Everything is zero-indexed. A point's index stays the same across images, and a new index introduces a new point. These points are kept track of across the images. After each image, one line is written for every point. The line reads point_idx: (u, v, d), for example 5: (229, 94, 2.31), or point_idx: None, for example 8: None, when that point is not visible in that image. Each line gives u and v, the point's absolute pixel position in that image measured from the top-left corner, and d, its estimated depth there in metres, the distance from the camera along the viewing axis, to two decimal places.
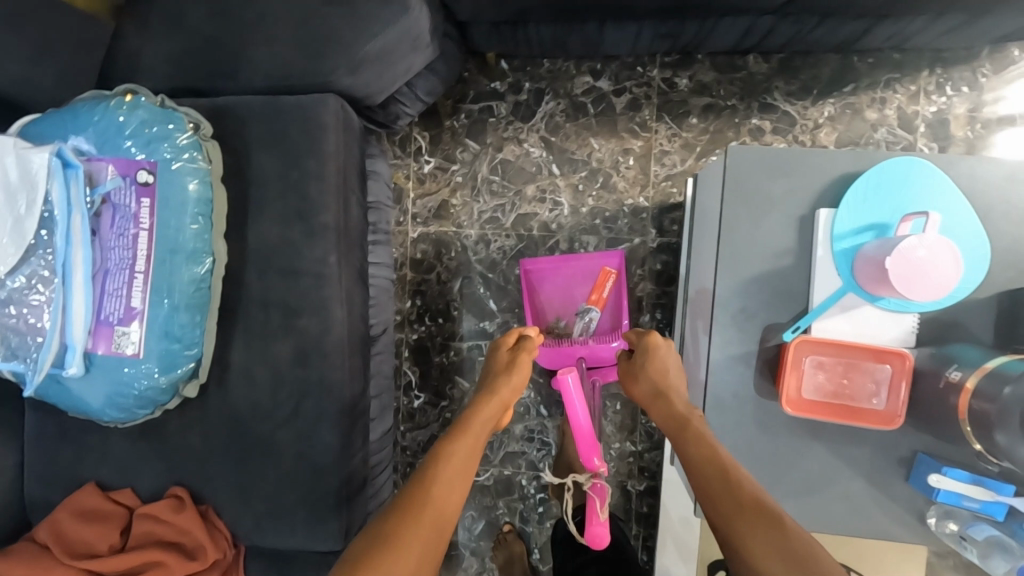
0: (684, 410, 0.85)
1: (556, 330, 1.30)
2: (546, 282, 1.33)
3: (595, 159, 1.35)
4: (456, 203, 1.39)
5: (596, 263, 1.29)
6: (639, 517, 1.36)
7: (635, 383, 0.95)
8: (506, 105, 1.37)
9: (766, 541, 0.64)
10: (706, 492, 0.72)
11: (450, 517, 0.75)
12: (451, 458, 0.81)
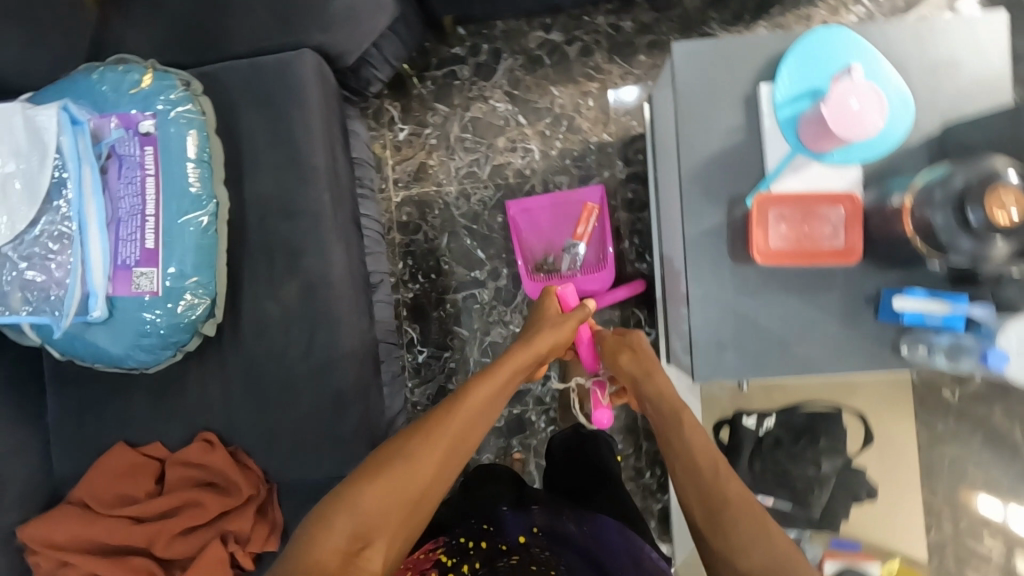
0: (677, 402, 0.89)
1: (545, 267, 1.38)
2: (531, 222, 1.41)
3: (557, 106, 1.45)
4: (433, 164, 1.47)
5: (577, 199, 1.38)
6: (648, 433, 1.42)
7: (627, 354, 0.98)
8: (468, 67, 1.46)
9: (751, 540, 0.69)
10: (692, 482, 0.77)
11: (459, 461, 0.83)
12: (475, 401, 0.87)
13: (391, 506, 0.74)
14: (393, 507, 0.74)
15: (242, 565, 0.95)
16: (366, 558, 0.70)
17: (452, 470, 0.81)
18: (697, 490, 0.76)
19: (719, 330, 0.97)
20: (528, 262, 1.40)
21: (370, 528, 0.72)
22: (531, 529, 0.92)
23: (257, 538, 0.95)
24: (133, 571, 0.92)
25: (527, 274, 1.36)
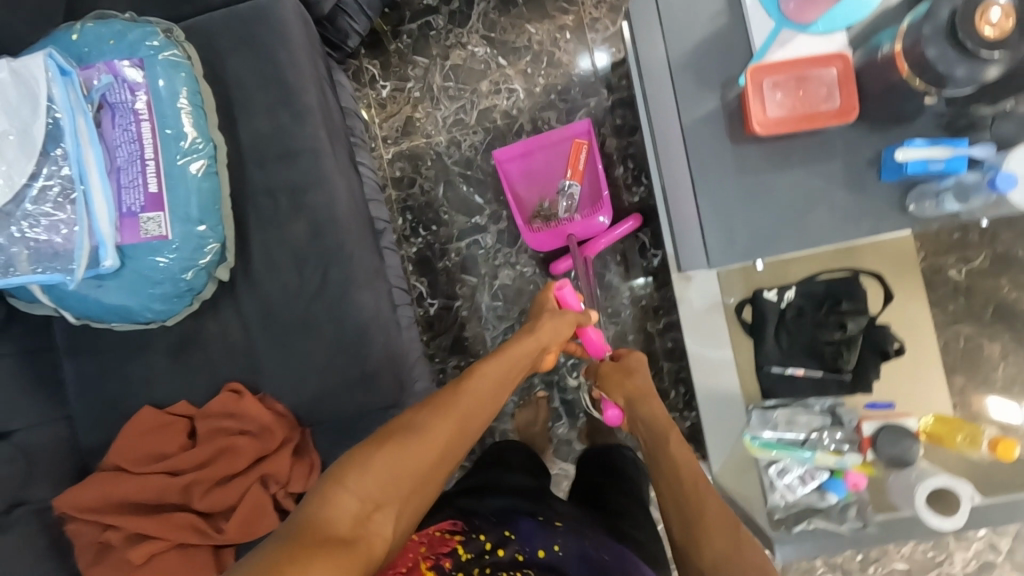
0: (665, 422, 0.95)
1: (542, 213, 1.37)
2: (522, 168, 1.40)
3: (535, 43, 1.45)
4: (419, 116, 1.47)
5: (565, 137, 1.36)
6: (666, 353, 1.42)
7: (629, 376, 1.05)
8: (442, 17, 1.46)
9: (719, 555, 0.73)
10: (675, 499, 0.81)
11: (469, 438, 0.79)
12: (487, 381, 0.83)
13: (403, 473, 0.70)
14: (404, 474, 0.70)
15: (285, 507, 0.95)
16: (376, 524, 0.65)
17: (461, 449, 0.77)
18: (679, 506, 0.80)
19: (730, 213, 0.97)
20: (525, 211, 1.40)
21: (381, 495, 0.67)
22: (552, 546, 0.80)
23: (296, 478, 0.95)
24: (175, 527, 0.91)
25: (523, 221, 1.35)
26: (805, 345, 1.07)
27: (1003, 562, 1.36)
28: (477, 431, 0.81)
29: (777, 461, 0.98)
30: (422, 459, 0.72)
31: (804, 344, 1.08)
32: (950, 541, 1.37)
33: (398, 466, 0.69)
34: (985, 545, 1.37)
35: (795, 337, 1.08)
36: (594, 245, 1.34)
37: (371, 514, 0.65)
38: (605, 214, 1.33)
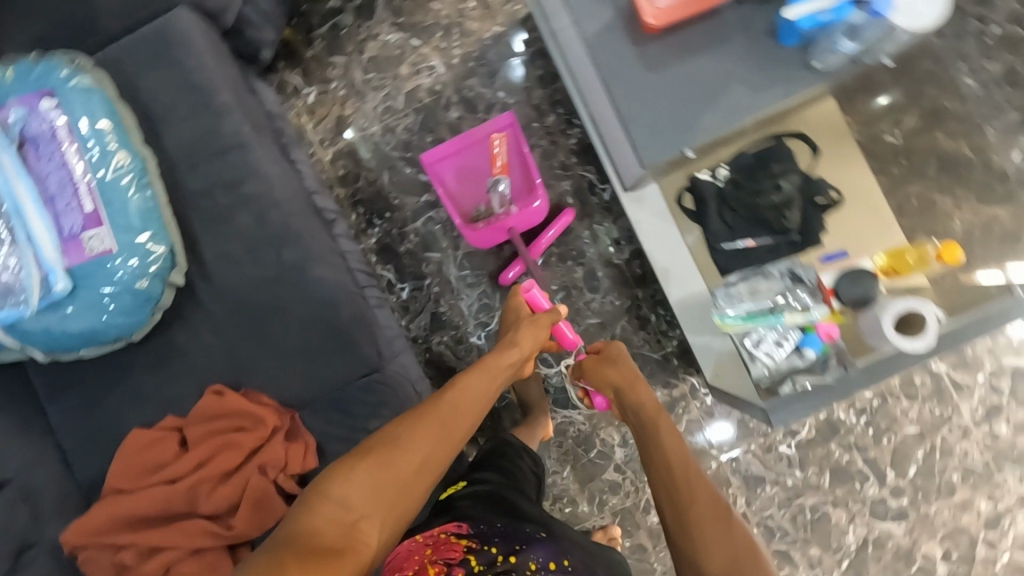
0: (653, 411, 0.97)
1: (479, 214, 1.38)
2: (450, 169, 1.41)
3: (443, 17, 1.49)
4: (350, 113, 1.50)
5: (487, 132, 1.38)
6: (638, 280, 1.45)
7: (610, 367, 1.07)
8: (349, 15, 1.50)
9: (719, 538, 0.79)
10: (664, 480, 0.86)
11: (452, 445, 0.84)
12: (465, 389, 0.89)
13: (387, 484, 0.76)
14: (386, 484, 0.76)
15: (289, 490, 0.95)
16: (362, 532, 0.72)
17: (447, 453, 0.83)
18: (673, 493, 0.84)
19: (651, 112, 1.00)
20: (463, 211, 1.42)
21: (366, 503, 0.74)
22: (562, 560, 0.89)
23: (294, 460, 0.95)
24: (187, 533, 0.92)
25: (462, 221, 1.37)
26: (749, 217, 1.10)
27: (1008, 401, 1.39)
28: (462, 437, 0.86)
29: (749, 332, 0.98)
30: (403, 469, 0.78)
31: (749, 218, 1.11)
32: (952, 393, 1.40)
33: (379, 479, 0.76)
34: (987, 389, 1.39)
35: (736, 209, 1.11)
36: (539, 244, 1.41)
37: (357, 523, 0.72)
38: (538, 204, 1.35)
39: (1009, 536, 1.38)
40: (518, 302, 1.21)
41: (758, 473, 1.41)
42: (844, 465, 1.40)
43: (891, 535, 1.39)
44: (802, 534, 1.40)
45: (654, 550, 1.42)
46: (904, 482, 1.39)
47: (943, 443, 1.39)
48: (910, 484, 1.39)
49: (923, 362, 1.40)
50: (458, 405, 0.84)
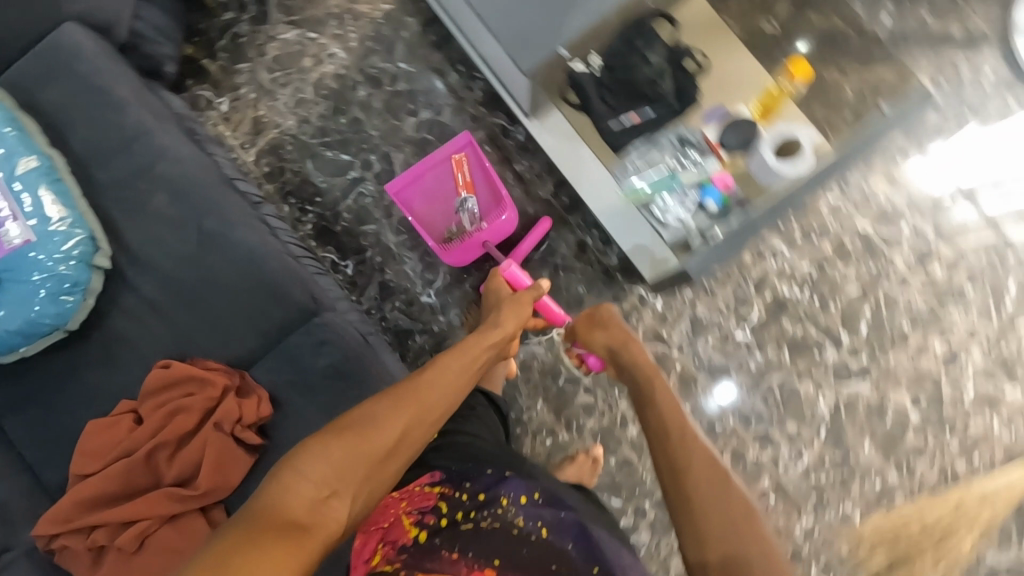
0: (647, 370, 0.97)
1: (452, 235, 1.46)
2: (416, 196, 1.49)
3: (333, 7, 1.57)
4: (264, 112, 1.56)
5: (445, 155, 1.47)
6: (567, 208, 1.50)
7: (598, 330, 1.06)
8: (245, 23, 1.57)
9: (718, 505, 0.77)
10: (661, 446, 0.84)
11: (425, 427, 0.83)
12: (443, 371, 0.88)
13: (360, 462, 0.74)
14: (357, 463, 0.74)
15: (248, 441, 0.97)
16: (332, 510, 0.70)
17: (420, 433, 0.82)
18: (668, 458, 0.82)
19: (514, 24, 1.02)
20: (435, 232, 1.48)
21: (336, 480, 0.72)
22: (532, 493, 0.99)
23: (249, 412, 0.98)
24: (153, 501, 0.93)
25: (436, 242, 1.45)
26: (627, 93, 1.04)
27: (936, 243, 1.45)
28: (435, 419, 0.85)
29: (654, 202, 1.02)
30: (376, 446, 0.77)
31: (630, 94, 1.05)
32: (883, 247, 1.46)
33: (349, 458, 0.74)
34: (913, 236, 1.45)
35: (616, 92, 1.05)
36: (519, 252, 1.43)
37: (324, 500, 0.70)
38: (507, 216, 1.44)
39: (968, 369, 1.42)
40: (499, 281, 1.27)
41: (721, 364, 1.45)
42: (800, 338, 1.45)
43: (859, 394, 1.43)
44: (776, 413, 1.44)
45: (640, 461, 1.45)
46: (859, 341, 1.44)
47: (886, 296, 1.45)
48: (865, 342, 1.44)
49: (849, 224, 1.46)
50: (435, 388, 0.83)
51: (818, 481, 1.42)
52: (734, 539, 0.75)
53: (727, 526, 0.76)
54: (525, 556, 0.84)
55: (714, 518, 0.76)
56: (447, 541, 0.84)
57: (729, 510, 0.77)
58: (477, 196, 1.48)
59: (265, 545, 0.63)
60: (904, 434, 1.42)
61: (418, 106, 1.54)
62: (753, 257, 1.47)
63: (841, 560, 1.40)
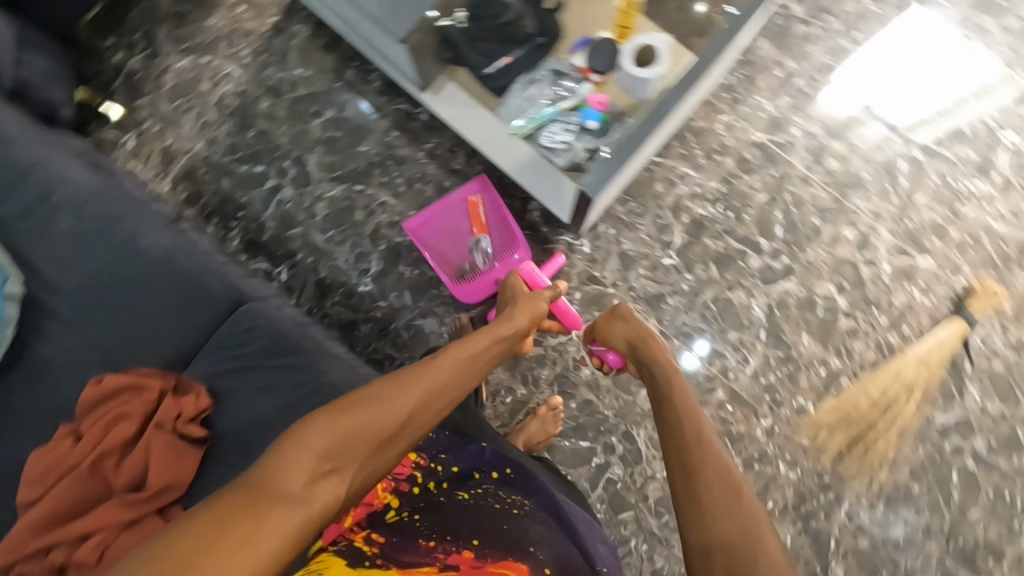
0: (665, 364, 0.97)
1: (466, 272, 1.48)
2: (431, 236, 1.51)
3: (221, 29, 1.61)
4: (171, 141, 1.58)
5: (462, 197, 1.50)
6: (483, 174, 1.55)
7: (615, 323, 1.08)
8: (138, 60, 1.61)
9: (728, 513, 0.75)
10: (679, 441, 0.83)
11: (429, 413, 0.83)
12: (451, 361, 0.88)
13: (364, 438, 0.73)
14: (359, 439, 0.73)
15: (193, 434, 0.98)
16: (327, 485, 0.68)
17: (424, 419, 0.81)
18: (683, 451, 0.82)
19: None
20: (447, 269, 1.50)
21: (337, 455, 0.70)
22: (505, 468, 1.11)
23: (188, 406, 0.99)
24: (105, 511, 0.92)
25: (451, 279, 1.47)
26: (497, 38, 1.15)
27: (826, 141, 1.55)
28: (442, 405, 0.85)
29: (540, 133, 1.13)
30: (382, 425, 0.76)
31: (499, 38, 1.15)
32: (780, 154, 1.55)
33: (352, 434, 0.72)
34: (805, 138, 1.55)
35: (486, 38, 1.15)
36: None
37: (322, 471, 0.68)
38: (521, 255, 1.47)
39: (881, 249, 1.51)
40: (517, 278, 1.24)
41: (656, 291, 1.51)
42: (724, 253, 1.52)
43: (788, 292, 1.51)
44: (716, 326, 1.50)
45: (599, 399, 1.49)
46: (778, 243, 1.52)
47: (793, 197, 1.53)
48: (783, 243, 1.52)
49: (745, 138, 1.55)
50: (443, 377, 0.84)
51: (768, 382, 1.48)
52: (742, 543, 0.72)
53: (738, 529, 0.74)
54: (505, 531, 0.94)
55: (725, 518, 0.74)
56: (429, 525, 0.93)
57: (740, 514, 0.75)
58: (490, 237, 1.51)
59: (269, 500, 0.63)
60: (836, 321, 1.49)
61: (321, 107, 1.58)
62: (665, 186, 1.54)
63: (804, 451, 1.46)
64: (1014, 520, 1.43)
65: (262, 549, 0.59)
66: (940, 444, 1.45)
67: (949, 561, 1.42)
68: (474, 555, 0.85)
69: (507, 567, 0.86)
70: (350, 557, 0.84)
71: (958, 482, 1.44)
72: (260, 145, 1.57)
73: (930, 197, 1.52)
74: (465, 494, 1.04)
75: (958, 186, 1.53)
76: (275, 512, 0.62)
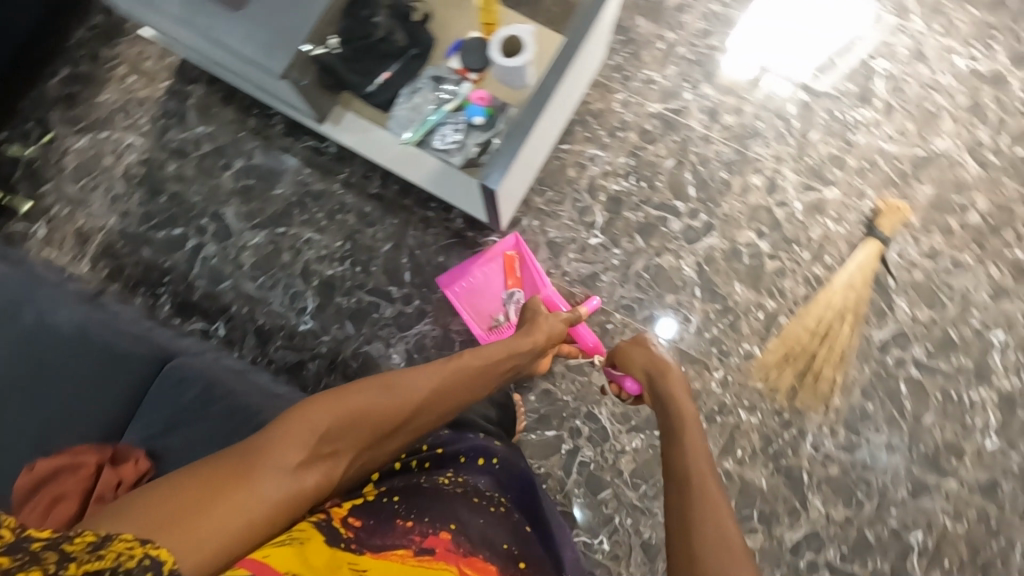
0: (677, 404, 0.96)
1: (498, 323, 1.47)
2: (464, 292, 1.51)
3: (115, 102, 1.61)
4: (83, 221, 1.56)
5: (497, 252, 1.51)
6: (401, 193, 1.57)
7: (635, 352, 1.10)
8: (36, 148, 1.60)
9: (720, 552, 0.71)
10: (680, 473, 0.82)
11: (433, 413, 0.90)
12: (464, 369, 0.96)
13: (365, 426, 0.79)
14: (364, 426, 0.79)
15: None
16: (328, 464, 0.74)
17: (426, 419, 0.89)
18: (682, 488, 0.80)
19: (247, 35, 1.13)
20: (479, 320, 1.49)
21: (341, 437, 0.77)
22: (490, 458, 1.09)
23: (128, 472, 0.96)
24: None
25: (480, 331, 1.46)
26: (374, 58, 1.19)
27: (717, 99, 1.63)
28: (442, 410, 0.91)
29: (432, 135, 1.16)
30: (384, 421, 0.82)
31: (374, 56, 1.20)
32: (678, 120, 1.62)
33: (360, 420, 0.79)
34: (697, 101, 1.63)
35: (363, 60, 1.19)
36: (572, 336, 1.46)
37: (326, 449, 0.74)
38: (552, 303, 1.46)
39: (789, 189, 1.59)
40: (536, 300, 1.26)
41: (590, 271, 1.55)
42: (645, 222, 1.57)
43: (713, 247, 1.56)
44: (653, 293, 1.55)
45: (556, 386, 1.51)
46: (693, 203, 1.58)
47: (698, 157, 1.60)
48: (698, 202, 1.58)
49: (642, 111, 1.62)
50: (452, 383, 0.92)
51: (712, 336, 1.53)
52: None
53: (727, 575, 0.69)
54: (480, 526, 0.92)
55: (717, 560, 0.70)
56: (406, 506, 0.87)
57: (734, 555, 0.71)
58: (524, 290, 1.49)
59: (271, 464, 0.69)
60: (762, 265, 1.55)
61: (229, 158, 1.59)
62: (577, 170, 1.60)
63: (760, 395, 1.50)
64: (966, 417, 1.49)
65: (259, 515, 0.65)
66: (883, 359, 1.52)
67: (916, 469, 1.48)
68: (451, 541, 0.84)
69: (475, 566, 0.83)
70: (328, 534, 0.74)
71: (908, 393, 1.51)
72: (174, 207, 1.57)
73: (823, 133, 1.61)
74: (445, 480, 0.98)
75: (846, 118, 1.62)
76: (275, 478, 0.68)
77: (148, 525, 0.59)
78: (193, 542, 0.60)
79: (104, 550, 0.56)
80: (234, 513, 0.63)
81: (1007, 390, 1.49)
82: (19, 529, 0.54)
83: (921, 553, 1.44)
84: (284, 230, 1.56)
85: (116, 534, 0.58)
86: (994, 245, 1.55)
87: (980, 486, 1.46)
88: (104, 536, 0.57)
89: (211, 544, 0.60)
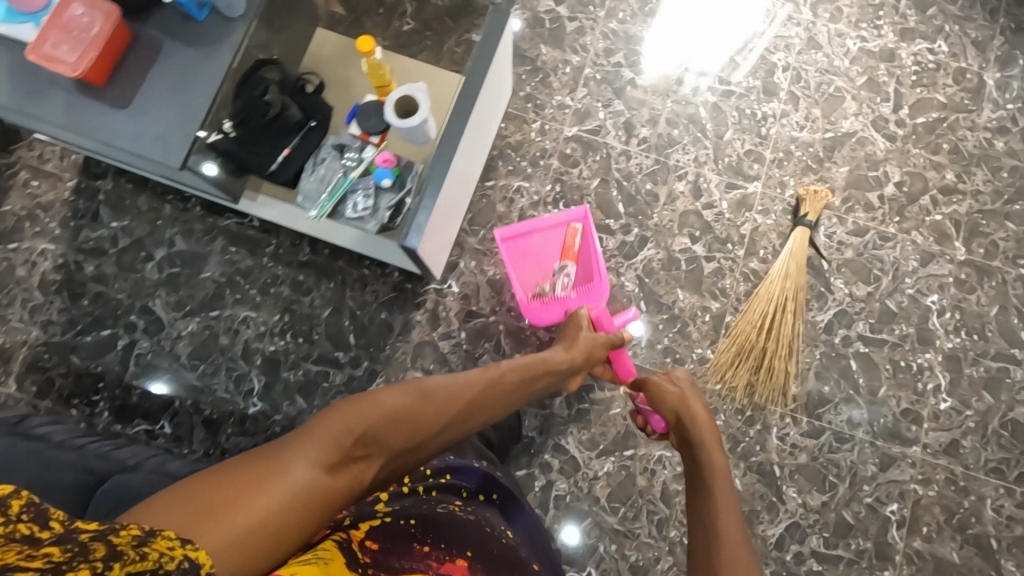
0: (708, 450, 0.95)
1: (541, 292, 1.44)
2: (516, 252, 1.50)
3: (20, 210, 1.55)
4: (3, 339, 1.49)
5: (561, 222, 1.49)
6: (332, 255, 1.54)
7: (666, 387, 1.10)
8: None
9: None
10: (707, 522, 0.82)
11: (463, 425, 0.87)
12: (499, 386, 0.95)
13: (401, 431, 0.76)
14: (400, 431, 0.76)
15: None
16: (360, 467, 0.71)
17: (457, 430, 0.86)
18: (707, 540, 0.80)
19: (137, 136, 1.11)
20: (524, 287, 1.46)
21: (377, 439, 0.73)
22: (491, 493, 1.05)
23: None
24: None
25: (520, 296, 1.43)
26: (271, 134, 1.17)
27: (631, 112, 1.66)
28: (471, 423, 0.89)
29: (344, 204, 1.15)
30: (418, 427, 0.79)
31: (273, 133, 1.18)
32: (596, 139, 1.64)
33: (396, 425, 0.76)
34: (611, 118, 1.65)
35: (260, 139, 1.17)
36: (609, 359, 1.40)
37: (361, 450, 0.71)
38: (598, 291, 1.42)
39: (714, 191, 1.62)
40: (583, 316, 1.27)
41: None
42: None
43: (650, 259, 1.58)
44: None
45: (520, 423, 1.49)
46: (624, 219, 1.60)
47: (621, 173, 1.62)
48: (629, 217, 1.60)
49: (560, 137, 1.64)
50: (484, 400, 0.91)
51: (665, 346, 1.54)
52: None
53: None
54: (494, 555, 0.89)
55: None
56: (422, 528, 0.84)
57: None
58: (577, 267, 1.46)
59: (299, 460, 0.65)
60: (700, 268, 1.58)
61: (150, 249, 1.54)
62: (506, 205, 1.60)
63: (720, 396, 1.52)
64: (917, 382, 1.53)
65: (295, 519, 0.62)
66: (830, 340, 1.55)
67: (880, 442, 1.50)
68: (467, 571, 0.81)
69: None
70: (347, 556, 0.73)
71: (859, 368, 1.54)
72: (99, 309, 1.51)
73: (736, 131, 1.65)
74: (456, 506, 0.94)
75: (756, 113, 1.66)
76: (302, 475, 0.64)
77: (178, 522, 0.56)
78: (223, 544, 0.56)
79: (148, 548, 0.50)
80: (269, 508, 0.60)
81: (950, 349, 1.54)
82: (65, 522, 0.48)
83: (899, 525, 1.47)
84: (218, 314, 1.52)
85: (156, 531, 0.53)
86: (913, 213, 1.60)
87: (942, 448, 1.50)
88: (145, 532, 0.52)
89: (242, 546, 0.57)
